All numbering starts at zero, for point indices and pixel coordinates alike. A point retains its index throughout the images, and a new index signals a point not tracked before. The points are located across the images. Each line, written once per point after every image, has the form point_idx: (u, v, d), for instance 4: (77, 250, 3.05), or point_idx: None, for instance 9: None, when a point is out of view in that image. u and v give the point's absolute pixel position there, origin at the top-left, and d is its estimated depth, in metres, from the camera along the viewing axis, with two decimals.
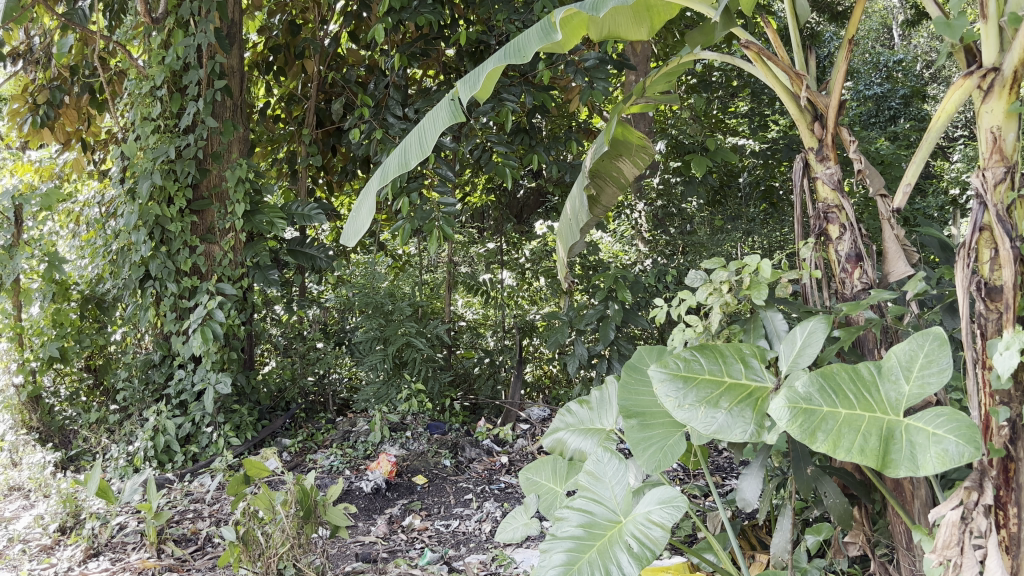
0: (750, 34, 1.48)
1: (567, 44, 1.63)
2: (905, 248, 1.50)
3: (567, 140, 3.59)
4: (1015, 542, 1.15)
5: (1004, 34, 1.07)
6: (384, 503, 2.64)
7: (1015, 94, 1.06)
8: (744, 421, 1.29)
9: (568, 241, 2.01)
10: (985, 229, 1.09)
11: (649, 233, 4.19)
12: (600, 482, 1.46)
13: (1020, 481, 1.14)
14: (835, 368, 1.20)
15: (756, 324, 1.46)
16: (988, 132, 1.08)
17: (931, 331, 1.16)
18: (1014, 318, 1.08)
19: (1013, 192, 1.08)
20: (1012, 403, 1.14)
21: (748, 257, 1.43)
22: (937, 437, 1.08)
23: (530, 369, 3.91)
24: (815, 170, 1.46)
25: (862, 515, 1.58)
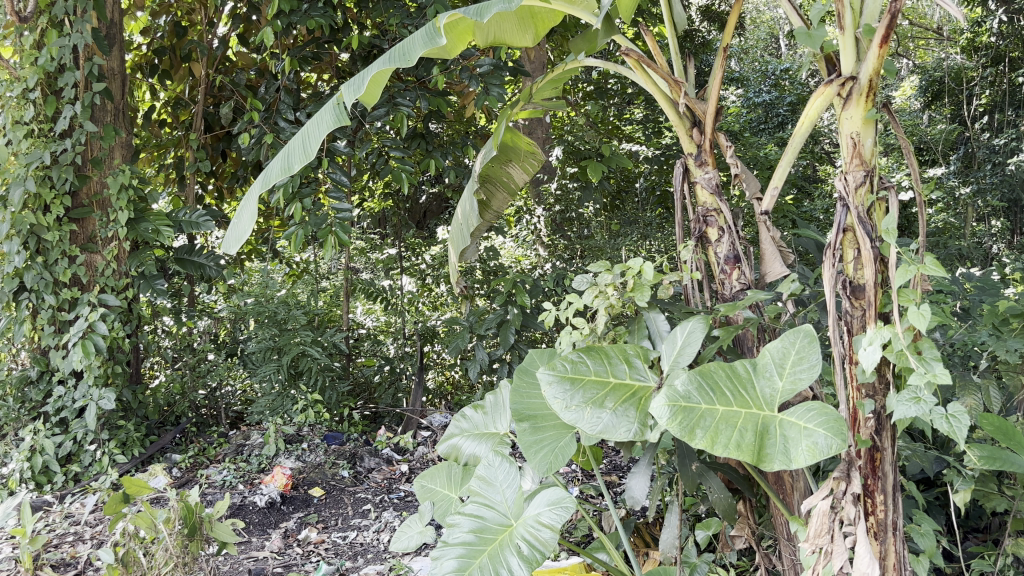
0: (630, 40, 1.51)
1: (453, 50, 1.63)
2: (780, 249, 1.56)
3: (463, 145, 3.59)
4: (882, 528, 1.21)
5: (860, 44, 1.12)
6: (279, 516, 2.58)
7: (872, 102, 1.11)
8: (628, 420, 1.31)
9: (458, 246, 2.01)
10: (849, 230, 1.14)
11: (548, 238, 4.27)
12: (490, 486, 1.46)
13: (885, 470, 1.21)
14: (713, 366, 1.23)
15: (640, 325, 1.49)
16: (847, 138, 1.13)
17: (801, 328, 1.20)
18: (876, 314, 1.14)
19: (871, 195, 1.14)
20: (876, 396, 1.20)
21: (631, 259, 1.46)
22: (807, 431, 1.13)
23: (432, 375, 3.88)
24: (695, 174, 1.51)
25: (746, 509, 1.63)
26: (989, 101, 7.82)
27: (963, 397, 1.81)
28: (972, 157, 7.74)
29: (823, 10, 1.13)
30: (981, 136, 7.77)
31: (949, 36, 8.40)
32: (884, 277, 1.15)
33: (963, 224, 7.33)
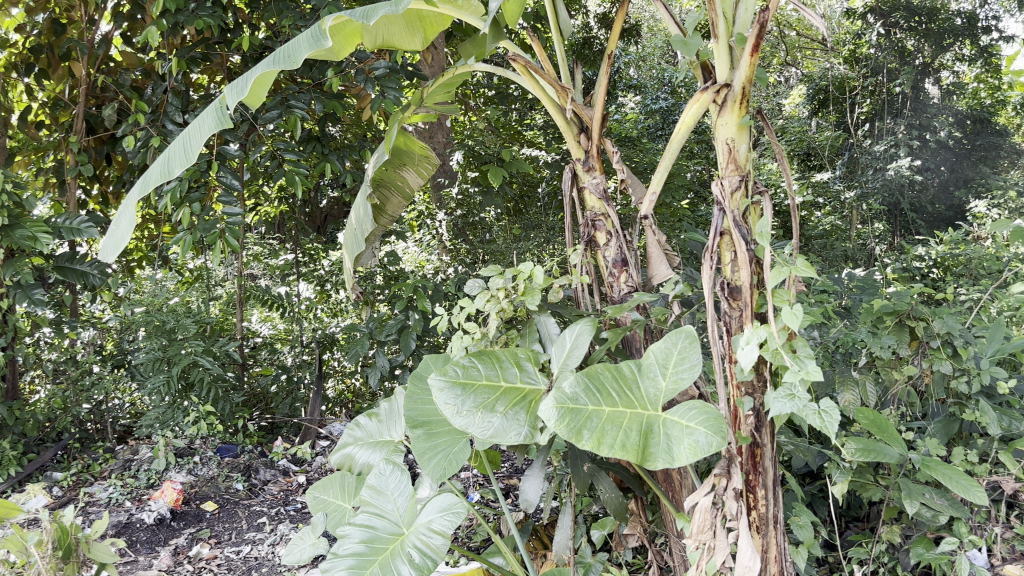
0: (518, 45, 1.52)
1: (340, 52, 1.61)
2: (666, 252, 1.59)
3: (360, 148, 3.54)
4: (764, 521, 1.25)
5: (734, 53, 1.15)
6: (169, 533, 2.48)
7: (745, 109, 1.15)
8: (518, 424, 1.30)
9: (352, 252, 1.97)
10: (725, 233, 1.18)
11: (450, 242, 4.24)
12: (382, 494, 1.44)
13: (765, 465, 1.25)
14: (599, 368, 1.25)
15: (531, 328, 1.50)
16: (723, 144, 1.16)
17: (682, 329, 1.23)
18: (752, 315, 1.18)
19: (746, 198, 1.18)
20: (755, 394, 1.24)
21: (522, 263, 1.46)
22: (689, 429, 1.15)
23: (331, 384, 3.81)
24: (583, 180, 1.53)
25: (638, 507, 1.65)
26: (869, 110, 8.25)
27: (842, 392, 1.88)
28: (856, 163, 8.14)
29: (698, 18, 1.16)
30: (863, 143, 8.18)
31: (832, 47, 8.82)
32: (760, 279, 1.19)
33: (849, 227, 7.67)
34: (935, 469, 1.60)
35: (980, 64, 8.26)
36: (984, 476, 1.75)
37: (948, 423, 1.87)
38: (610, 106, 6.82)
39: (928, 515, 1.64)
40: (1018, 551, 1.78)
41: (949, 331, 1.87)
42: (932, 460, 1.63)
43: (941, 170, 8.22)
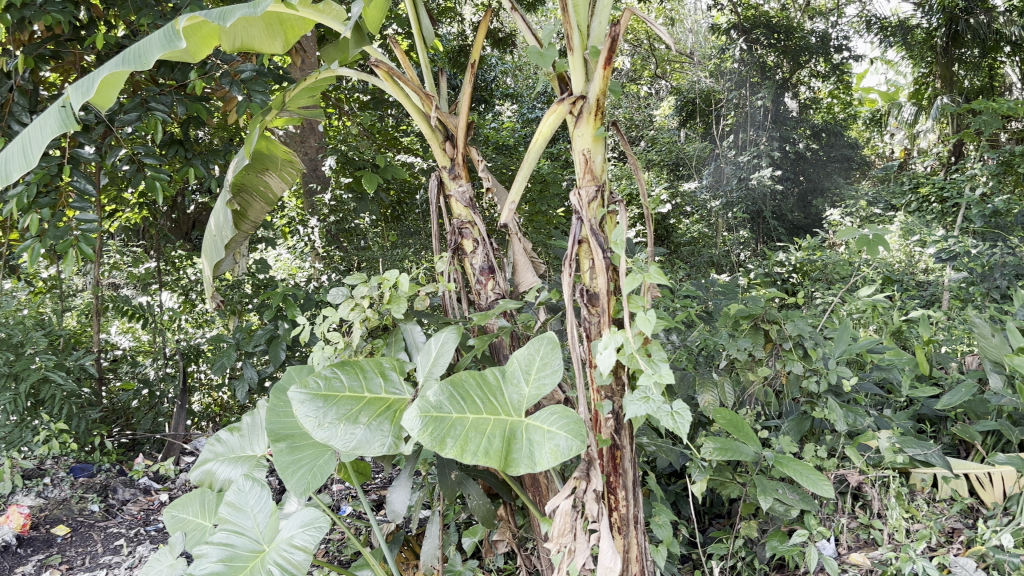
0: (380, 52, 1.51)
1: (197, 54, 1.56)
2: (533, 259, 1.61)
3: (225, 153, 3.42)
4: (625, 522, 1.29)
5: (589, 65, 1.18)
6: (14, 561, 2.33)
7: (600, 120, 1.18)
8: (382, 434, 1.28)
9: (212, 259, 1.90)
10: (583, 241, 1.20)
11: (325, 250, 4.06)
12: (241, 511, 1.39)
13: (626, 467, 1.28)
14: (463, 375, 1.24)
15: (397, 336, 1.48)
16: (580, 154, 1.19)
17: (544, 335, 1.25)
18: (610, 320, 1.21)
19: (602, 207, 1.20)
20: (614, 397, 1.28)
21: (387, 271, 1.44)
22: (551, 434, 1.17)
23: (197, 398, 3.67)
24: (449, 188, 1.52)
25: (507, 512, 1.65)
26: (733, 121, 8.63)
27: (702, 394, 1.95)
28: (722, 173, 8.46)
29: (554, 31, 1.18)
30: (728, 154, 8.58)
31: (699, 61, 9.18)
32: (616, 286, 1.22)
33: (716, 234, 8.01)
34: (787, 466, 1.68)
35: (833, 80, 8.80)
36: (832, 470, 1.85)
37: (800, 421, 1.96)
38: (487, 113, 6.87)
39: (781, 509, 1.72)
40: (863, 539, 1.88)
41: (799, 334, 1.98)
42: (784, 457, 1.71)
43: (800, 180, 8.62)
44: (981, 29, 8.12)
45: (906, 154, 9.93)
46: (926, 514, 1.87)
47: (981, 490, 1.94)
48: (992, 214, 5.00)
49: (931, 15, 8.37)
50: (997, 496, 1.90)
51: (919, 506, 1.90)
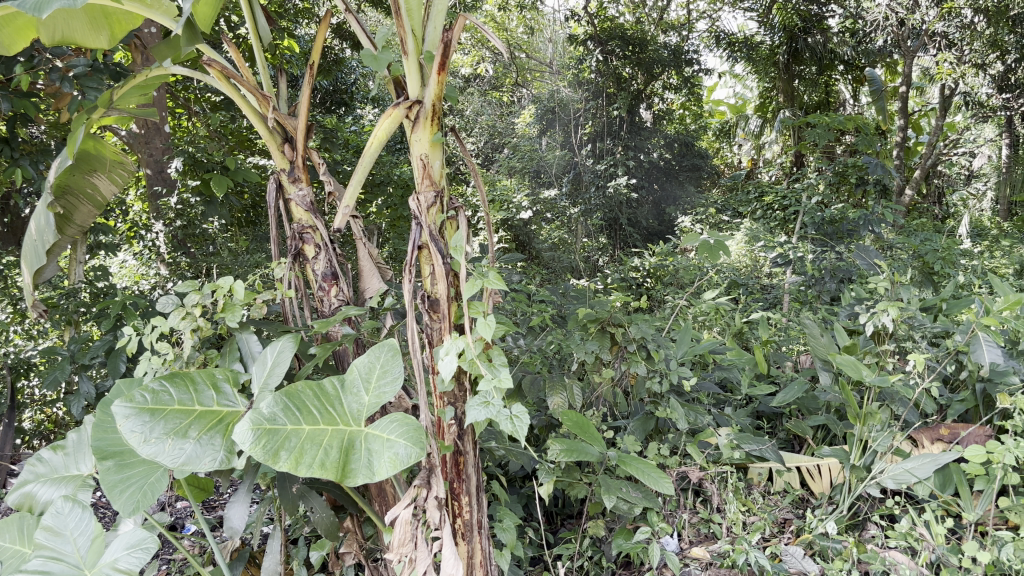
0: (213, 51, 1.45)
1: (11, 46, 1.46)
2: (379, 265, 1.59)
3: (57, 152, 3.21)
4: (468, 528, 1.29)
5: (425, 70, 1.17)
6: None
7: (436, 125, 1.17)
8: (213, 448, 1.23)
9: (31, 265, 1.77)
10: (423, 247, 1.19)
11: (168, 256, 3.99)
12: (59, 535, 1.30)
13: (469, 472, 1.28)
14: (299, 386, 1.20)
15: (232, 346, 1.42)
16: (417, 159, 1.17)
17: (384, 343, 1.23)
18: (451, 326, 1.20)
19: (441, 213, 1.19)
20: (457, 403, 1.27)
21: (221, 278, 1.39)
22: (389, 442, 1.15)
23: (28, 414, 3.42)
24: (288, 191, 1.48)
25: (354, 524, 1.61)
26: (591, 131, 8.87)
27: (552, 396, 1.96)
28: (580, 180, 8.63)
29: (388, 34, 1.16)
30: (586, 162, 8.80)
31: (558, 70, 9.36)
32: (457, 291, 1.21)
33: (576, 241, 8.20)
34: (630, 465, 1.73)
35: (684, 92, 9.17)
36: (675, 467, 1.91)
37: (645, 421, 2.03)
38: (347, 116, 6.76)
39: (625, 507, 1.76)
40: (703, 533, 1.95)
41: (643, 336, 2.03)
42: (627, 457, 1.75)
43: (654, 188, 9.13)
44: (818, 47, 8.67)
45: (752, 163, 10.49)
46: (760, 506, 1.96)
47: (811, 481, 2.05)
48: (825, 222, 5.35)
49: (774, 33, 8.83)
50: (824, 486, 2.03)
51: (755, 499, 1.99)
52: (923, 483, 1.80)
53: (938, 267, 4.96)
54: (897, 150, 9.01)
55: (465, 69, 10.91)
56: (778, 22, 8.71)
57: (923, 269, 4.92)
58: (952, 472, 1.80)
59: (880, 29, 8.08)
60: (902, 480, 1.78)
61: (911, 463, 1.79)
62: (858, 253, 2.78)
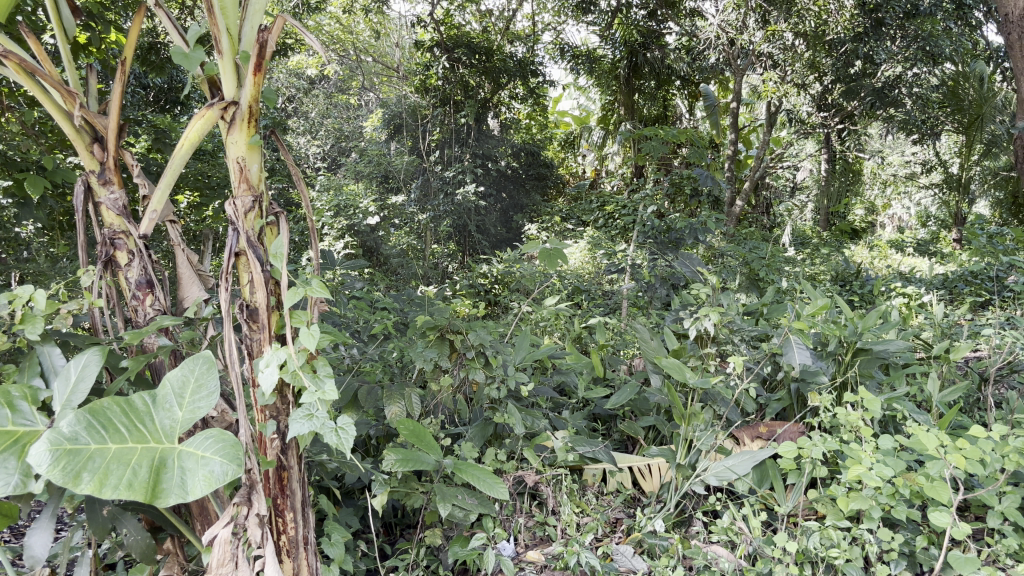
0: (10, 41, 1.33)
1: None
2: (200, 273, 1.52)
3: None
4: (293, 544, 1.25)
5: (240, 70, 1.13)
6: None
7: (253, 128, 1.13)
8: (5, 473, 1.13)
9: None
10: (240, 254, 1.14)
11: None
12: None
13: (293, 487, 1.24)
14: (104, 403, 1.12)
15: (31, 361, 1.32)
16: (233, 163, 1.13)
17: (199, 355, 1.17)
18: (272, 336, 1.16)
19: (260, 219, 1.15)
20: (279, 416, 1.23)
21: (19, 287, 1.28)
22: (204, 459, 1.10)
23: None
24: (97, 194, 1.38)
25: (174, 546, 1.52)
26: (438, 138, 8.88)
27: (389, 405, 1.91)
28: (429, 187, 8.66)
29: (200, 32, 1.11)
30: (435, 168, 8.81)
31: (405, 75, 9.27)
32: (278, 300, 1.17)
33: (425, 247, 8.18)
34: (465, 472, 1.73)
35: (530, 102, 9.34)
36: (511, 472, 1.93)
37: (484, 426, 2.03)
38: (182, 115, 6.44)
39: (460, 515, 1.76)
40: (538, 536, 1.96)
41: (481, 343, 2.03)
42: (463, 464, 1.75)
43: (503, 196, 9.49)
44: (656, 63, 9.17)
45: (596, 174, 10.85)
46: (594, 507, 2.00)
47: (643, 480, 2.11)
48: (660, 230, 5.59)
49: (615, 47, 9.18)
50: (655, 485, 2.09)
51: (589, 500, 2.04)
52: (742, 479, 1.90)
53: (763, 274, 5.30)
54: (728, 163, 9.53)
55: (310, 71, 10.65)
56: (619, 38, 9.02)
57: (748, 276, 5.23)
58: (768, 468, 1.91)
59: (712, 47, 8.50)
60: (723, 477, 1.87)
61: (731, 461, 1.88)
62: (683, 261, 2.92)
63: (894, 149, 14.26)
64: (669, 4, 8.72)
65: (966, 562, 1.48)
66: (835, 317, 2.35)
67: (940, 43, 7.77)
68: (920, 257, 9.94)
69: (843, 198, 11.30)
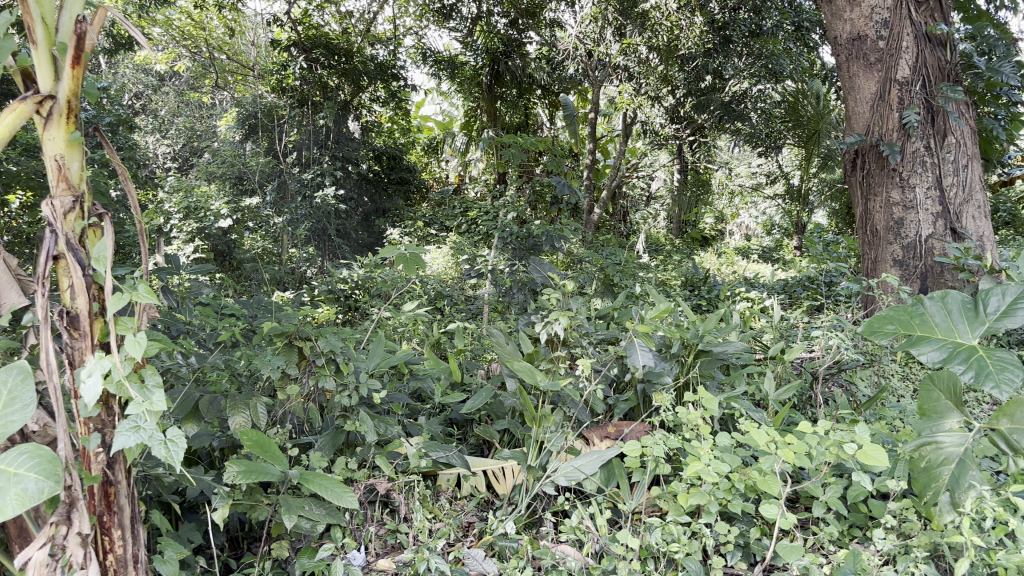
0: None
1: None
2: (18, 277, 1.41)
3: None
4: (121, 563, 1.18)
5: (57, 62, 1.07)
6: None
7: (72, 124, 1.08)
8: None
9: None
10: (59, 257, 1.06)
11: None
12: None
13: (120, 503, 1.17)
14: None
15: None
16: (51, 160, 1.06)
17: (13, 365, 1.09)
18: (94, 344, 1.09)
19: (81, 219, 1.09)
20: (103, 429, 1.16)
21: None
22: (17, 477, 1.03)
23: None
24: None
25: None
26: (295, 140, 8.66)
27: (233, 416, 1.84)
28: (285, 189, 8.45)
29: (11, 19, 1.04)
30: (292, 171, 8.61)
31: (260, 74, 9.00)
32: (102, 306, 1.11)
33: (281, 251, 7.97)
34: (312, 481, 1.69)
35: (392, 104, 9.31)
36: (362, 481, 1.90)
37: (334, 435, 1.98)
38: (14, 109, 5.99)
39: (307, 526, 1.71)
40: (389, 545, 1.93)
41: (331, 350, 1.99)
42: (309, 474, 1.71)
43: (364, 200, 9.40)
44: (517, 71, 9.33)
45: (459, 179, 10.93)
46: (446, 512, 1.99)
47: (497, 483, 2.13)
48: (517, 236, 5.66)
49: (478, 54, 9.28)
50: (508, 488, 2.11)
51: (442, 506, 2.03)
52: (590, 478, 1.95)
53: (617, 279, 5.47)
54: (586, 171, 9.74)
55: (159, 66, 10.18)
56: (481, 44, 9.11)
57: (604, 281, 5.37)
58: (615, 467, 1.97)
59: (571, 58, 8.71)
60: (572, 477, 1.91)
61: (580, 461, 1.93)
62: (537, 267, 2.96)
63: (741, 161, 15.04)
64: (529, 14, 8.86)
65: (792, 550, 1.56)
66: (679, 321, 2.45)
67: (781, 62, 8.25)
68: (763, 263, 10.54)
69: (694, 207, 11.81)
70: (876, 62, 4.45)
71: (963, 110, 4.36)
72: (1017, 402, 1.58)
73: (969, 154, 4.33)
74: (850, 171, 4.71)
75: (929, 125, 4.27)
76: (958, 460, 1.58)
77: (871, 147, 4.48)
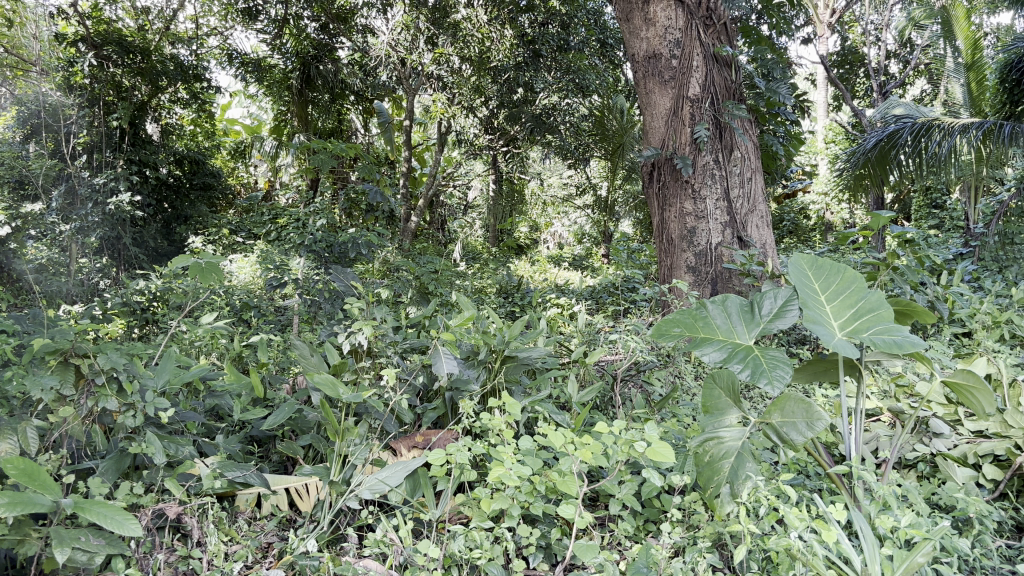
0: None
1: None
2: None
3: None
4: None
5: None
6: None
7: None
8: None
9: None
10: None
11: None
12: None
13: None
14: None
15: None
16: None
17: None
18: None
19: None
20: None
21: None
22: None
23: None
24: None
25: None
26: (88, 142, 7.92)
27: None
28: (73, 194, 7.57)
29: None
30: (81, 174, 7.76)
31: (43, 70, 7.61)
32: None
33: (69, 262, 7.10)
34: (89, 510, 1.56)
35: (195, 106, 9.25)
36: (148, 506, 1.78)
37: (118, 459, 1.85)
38: None
39: (83, 558, 1.58)
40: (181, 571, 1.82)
41: (113, 367, 1.85)
42: (85, 502, 1.58)
43: (165, 207, 9.12)
44: (328, 76, 9.25)
45: (268, 185, 10.58)
46: (244, 534, 1.90)
47: (299, 501, 2.05)
48: (326, 244, 5.53)
49: (287, 58, 9.14)
50: (310, 504, 2.04)
51: (239, 527, 1.93)
52: (395, 490, 1.92)
53: (430, 286, 5.45)
54: (402, 179, 9.68)
55: None
56: (290, 48, 8.96)
57: (418, 289, 5.34)
58: (418, 476, 1.95)
59: (383, 65, 8.46)
60: (375, 489, 1.87)
61: (384, 473, 1.89)
62: (341, 275, 2.89)
63: (552, 172, 15.50)
64: (339, 19, 8.67)
65: (588, 549, 1.61)
66: (484, 327, 2.47)
67: (587, 77, 8.68)
68: (573, 271, 10.92)
69: (507, 217, 12.08)
70: (670, 79, 4.69)
71: (746, 127, 4.78)
72: (787, 397, 1.71)
73: (752, 168, 4.73)
74: (646, 182, 4.94)
75: (717, 140, 4.61)
76: (736, 454, 1.69)
77: (666, 160, 4.72)
